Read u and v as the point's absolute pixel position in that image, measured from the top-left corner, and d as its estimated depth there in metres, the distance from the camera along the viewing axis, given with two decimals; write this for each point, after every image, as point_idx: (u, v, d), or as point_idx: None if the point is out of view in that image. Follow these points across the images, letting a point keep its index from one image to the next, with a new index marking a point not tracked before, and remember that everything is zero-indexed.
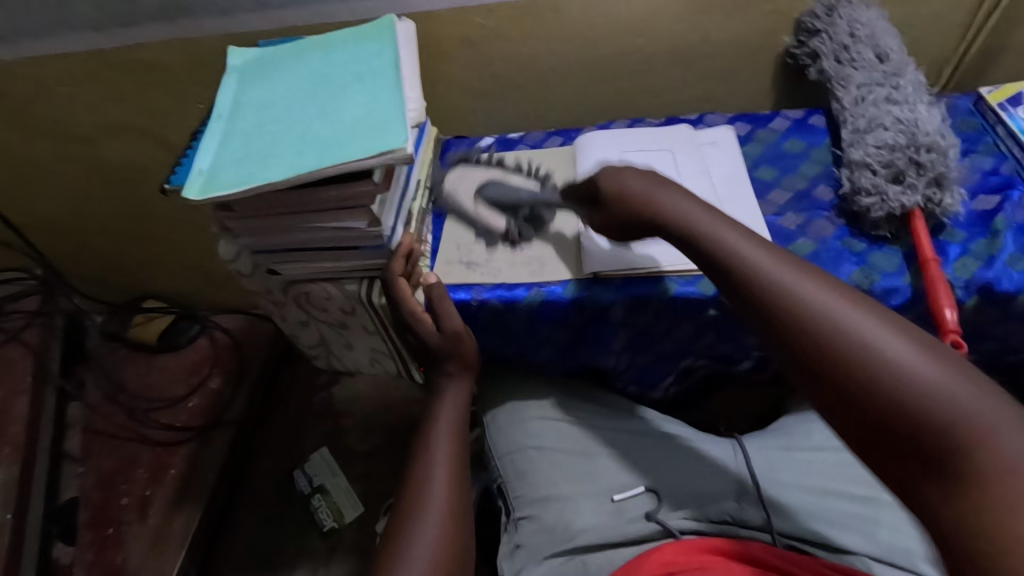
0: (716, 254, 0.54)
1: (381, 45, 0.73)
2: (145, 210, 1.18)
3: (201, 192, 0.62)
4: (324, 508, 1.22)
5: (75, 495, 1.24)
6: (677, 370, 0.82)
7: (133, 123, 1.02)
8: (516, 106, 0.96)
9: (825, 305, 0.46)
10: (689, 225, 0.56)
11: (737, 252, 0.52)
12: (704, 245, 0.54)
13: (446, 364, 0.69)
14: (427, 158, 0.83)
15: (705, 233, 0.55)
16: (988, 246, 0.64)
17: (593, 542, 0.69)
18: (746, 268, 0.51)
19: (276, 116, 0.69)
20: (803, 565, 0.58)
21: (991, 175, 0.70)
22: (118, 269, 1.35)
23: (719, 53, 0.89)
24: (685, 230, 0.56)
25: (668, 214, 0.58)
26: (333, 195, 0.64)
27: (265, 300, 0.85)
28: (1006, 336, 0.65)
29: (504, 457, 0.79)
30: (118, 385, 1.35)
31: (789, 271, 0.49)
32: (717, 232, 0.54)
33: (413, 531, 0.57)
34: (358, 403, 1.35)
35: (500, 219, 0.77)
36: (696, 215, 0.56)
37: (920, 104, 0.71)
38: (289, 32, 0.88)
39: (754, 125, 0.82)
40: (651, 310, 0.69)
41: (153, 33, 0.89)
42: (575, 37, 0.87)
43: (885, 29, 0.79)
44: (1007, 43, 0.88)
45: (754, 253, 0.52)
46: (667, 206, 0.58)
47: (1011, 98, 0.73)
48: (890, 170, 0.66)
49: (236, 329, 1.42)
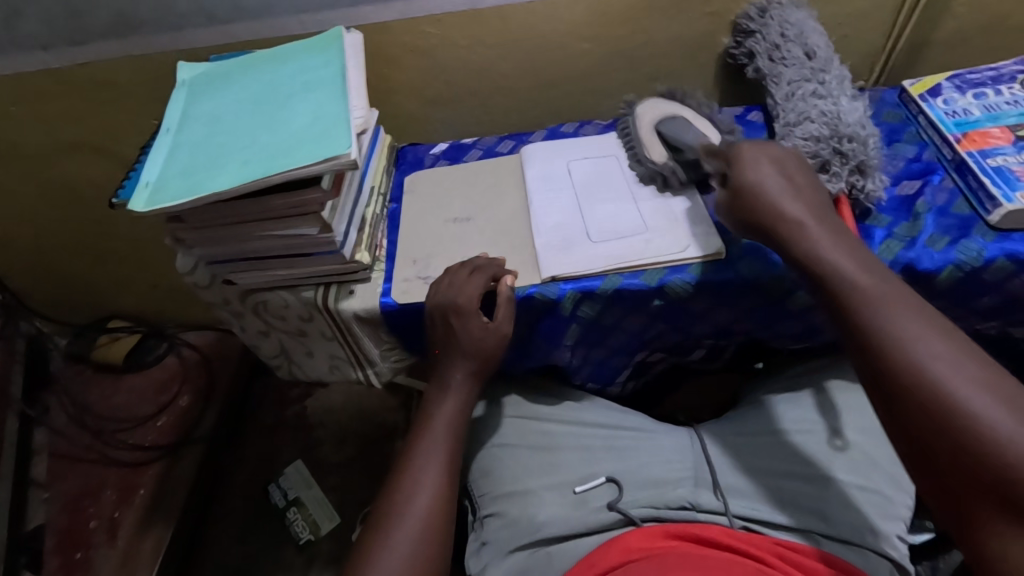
0: (774, 221, 0.60)
1: (328, 55, 0.74)
2: (106, 228, 1.17)
3: (147, 203, 0.63)
4: (300, 521, 1.20)
5: (41, 522, 1.21)
6: (632, 363, 0.84)
7: (89, 141, 1.02)
8: (470, 112, 0.98)
9: (871, 294, 0.52)
10: (761, 189, 0.61)
11: (792, 226, 0.59)
12: (775, 222, 0.60)
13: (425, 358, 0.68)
14: (380, 166, 0.85)
15: (768, 200, 0.60)
16: (910, 229, 0.68)
17: (556, 533, 0.67)
18: (804, 245, 0.58)
19: (224, 127, 0.70)
20: (757, 544, 0.59)
21: (913, 163, 0.74)
22: (80, 289, 1.33)
23: (662, 55, 0.93)
24: (751, 190, 0.61)
25: (746, 174, 0.62)
26: (282, 203, 0.65)
27: (223, 311, 0.85)
28: (934, 313, 0.69)
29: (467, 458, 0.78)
30: (84, 407, 1.33)
31: (841, 258, 0.56)
32: (781, 205, 0.60)
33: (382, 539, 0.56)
34: (331, 413, 1.35)
35: (660, 153, 0.78)
36: (769, 184, 0.61)
37: (844, 97, 0.74)
38: (242, 46, 0.89)
39: (696, 124, 0.85)
40: (600, 303, 0.71)
41: (104, 51, 0.89)
42: (522, 43, 0.90)
43: (814, 28, 0.83)
44: (930, 39, 0.94)
45: (801, 223, 0.59)
46: (745, 168, 0.63)
47: (931, 89, 0.77)
48: (816, 160, 0.68)
49: (205, 346, 1.42)
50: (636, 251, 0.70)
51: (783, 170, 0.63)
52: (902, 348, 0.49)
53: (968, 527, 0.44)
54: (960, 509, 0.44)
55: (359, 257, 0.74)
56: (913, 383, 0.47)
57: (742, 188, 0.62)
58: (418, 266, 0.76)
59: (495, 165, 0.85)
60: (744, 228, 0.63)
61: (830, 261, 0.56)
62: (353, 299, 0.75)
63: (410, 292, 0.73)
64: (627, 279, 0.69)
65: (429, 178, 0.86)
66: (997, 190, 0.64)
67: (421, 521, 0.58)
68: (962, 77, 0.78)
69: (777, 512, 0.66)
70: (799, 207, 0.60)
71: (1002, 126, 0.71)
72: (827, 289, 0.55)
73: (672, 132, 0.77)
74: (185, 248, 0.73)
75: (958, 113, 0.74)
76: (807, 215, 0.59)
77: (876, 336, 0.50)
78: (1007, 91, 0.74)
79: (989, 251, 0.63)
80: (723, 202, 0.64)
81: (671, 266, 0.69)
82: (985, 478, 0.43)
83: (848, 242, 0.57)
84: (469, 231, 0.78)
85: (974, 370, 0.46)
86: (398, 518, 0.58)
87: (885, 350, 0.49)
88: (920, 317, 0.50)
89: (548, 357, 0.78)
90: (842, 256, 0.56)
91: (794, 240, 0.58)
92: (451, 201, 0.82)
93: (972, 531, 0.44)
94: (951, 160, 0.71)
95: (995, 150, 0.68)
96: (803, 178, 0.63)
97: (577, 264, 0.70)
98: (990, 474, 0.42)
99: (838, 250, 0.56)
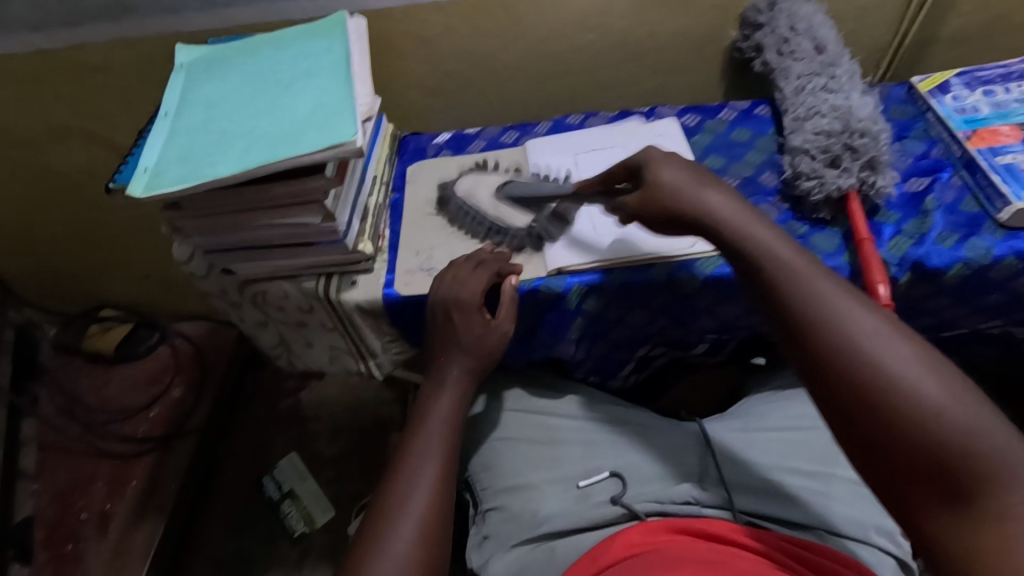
0: (689, 209, 0.58)
1: (331, 41, 0.73)
2: (97, 215, 1.15)
3: (145, 188, 0.61)
4: (294, 514, 1.19)
5: (30, 514, 1.19)
6: (635, 357, 0.83)
7: (80, 126, 0.99)
8: (473, 102, 0.96)
9: (796, 272, 0.50)
10: (675, 179, 0.60)
11: (701, 202, 0.58)
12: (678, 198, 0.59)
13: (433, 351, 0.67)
14: (382, 155, 0.83)
15: (682, 190, 0.59)
16: (920, 225, 0.67)
17: (559, 527, 0.66)
18: (730, 228, 0.56)
19: (224, 112, 0.68)
20: (766, 540, 0.58)
21: (922, 159, 0.73)
22: (70, 276, 1.30)
23: (668, 47, 0.91)
24: (666, 185, 0.60)
25: (658, 173, 0.61)
26: (285, 191, 0.63)
27: (221, 301, 0.83)
28: (939, 311, 0.69)
29: (468, 452, 0.77)
30: (74, 398, 1.31)
31: (760, 234, 0.54)
32: (694, 192, 0.59)
33: (384, 533, 0.55)
34: (327, 405, 1.34)
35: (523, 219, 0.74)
36: (685, 173, 0.60)
37: (854, 92, 0.74)
38: (241, 31, 0.87)
39: (702, 117, 0.84)
40: (607, 298, 0.71)
41: (97, 33, 0.87)
42: (527, 32, 0.88)
43: (823, 22, 0.82)
44: (936, 35, 0.93)
45: (723, 214, 0.57)
46: (654, 167, 0.61)
47: (939, 86, 0.77)
48: (827, 155, 0.69)
49: (198, 336, 1.40)
50: (642, 245, 0.69)
51: (694, 165, 0.62)
52: (835, 325, 0.45)
53: (906, 513, 0.40)
54: (902, 497, 0.40)
55: (362, 247, 0.72)
56: (837, 349, 0.44)
57: (648, 186, 0.61)
58: (422, 257, 0.74)
59: (500, 155, 0.84)
60: (658, 220, 0.61)
61: (757, 242, 0.54)
62: (355, 290, 0.74)
63: (413, 284, 0.72)
64: (634, 273, 0.68)
65: (432, 166, 0.85)
66: (1006, 187, 0.64)
67: (422, 515, 0.56)
68: (971, 74, 0.78)
69: (782, 507, 0.65)
70: (711, 194, 0.58)
71: (1011, 124, 0.70)
72: (754, 272, 0.53)
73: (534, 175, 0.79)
74: (183, 236, 0.71)
75: (967, 110, 0.73)
76: (723, 200, 0.58)
77: (802, 316, 0.47)
78: (1016, 89, 0.74)
79: (998, 248, 0.63)
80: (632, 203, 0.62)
81: (678, 259, 0.68)
82: (927, 460, 0.39)
83: (765, 225, 0.55)
84: (473, 221, 0.77)
85: (904, 345, 0.43)
86: (398, 514, 0.56)
87: (815, 330, 0.46)
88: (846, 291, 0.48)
89: (551, 350, 0.77)
90: (769, 238, 0.54)
91: (713, 225, 0.57)
92: (455, 190, 0.81)
93: (911, 517, 0.40)
94: (960, 157, 0.71)
95: (1004, 148, 0.68)
96: (716, 176, 0.62)
97: (583, 256, 0.69)
98: (932, 455, 0.39)
99: (763, 229, 0.55)
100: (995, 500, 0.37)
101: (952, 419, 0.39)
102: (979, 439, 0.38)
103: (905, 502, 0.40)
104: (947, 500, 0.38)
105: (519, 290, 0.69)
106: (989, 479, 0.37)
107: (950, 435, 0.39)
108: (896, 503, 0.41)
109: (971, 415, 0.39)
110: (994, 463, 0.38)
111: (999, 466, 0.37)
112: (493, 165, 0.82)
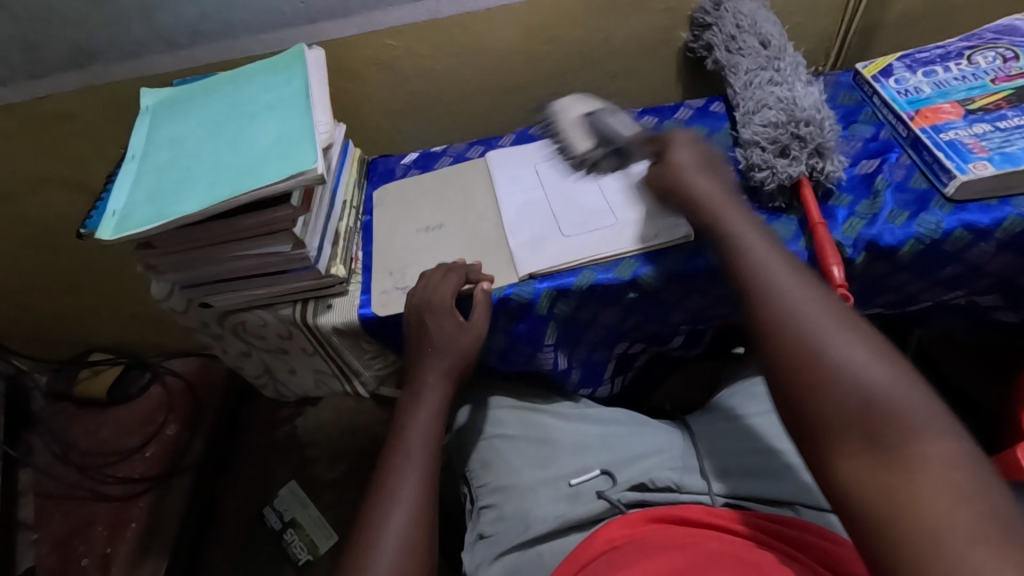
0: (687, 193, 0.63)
1: (290, 72, 0.75)
2: (77, 260, 1.16)
3: (113, 230, 0.63)
4: (297, 542, 1.19)
5: (31, 564, 1.18)
6: (614, 357, 0.85)
7: (56, 175, 1.01)
8: (438, 121, 0.99)
9: (765, 274, 0.53)
10: (681, 162, 0.65)
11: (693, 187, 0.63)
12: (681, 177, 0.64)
13: (414, 369, 0.69)
14: (350, 180, 0.85)
15: (685, 170, 0.64)
16: (871, 206, 0.69)
17: (546, 530, 0.67)
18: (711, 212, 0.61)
19: (189, 151, 0.70)
20: (741, 521, 0.60)
21: (871, 142, 0.76)
22: (55, 324, 1.31)
23: (623, 52, 0.94)
24: (676, 162, 0.65)
25: (672, 152, 0.66)
26: (255, 223, 0.65)
27: (203, 335, 0.84)
28: (900, 286, 0.71)
29: (469, 447, 0.79)
30: (70, 445, 1.32)
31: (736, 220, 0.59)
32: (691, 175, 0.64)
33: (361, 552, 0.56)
34: (323, 431, 1.34)
35: (583, 143, 0.71)
36: (694, 156, 0.65)
37: (798, 83, 0.76)
38: (205, 70, 0.89)
39: (659, 118, 0.87)
40: (576, 301, 0.72)
41: (65, 84, 0.89)
42: (484, 50, 0.91)
43: (767, 17, 0.85)
44: (882, 21, 0.96)
45: (708, 193, 0.62)
46: (668, 147, 0.67)
47: (883, 70, 0.80)
48: (776, 145, 0.71)
49: (189, 372, 1.41)
50: (598, 245, 0.71)
51: (705, 153, 0.66)
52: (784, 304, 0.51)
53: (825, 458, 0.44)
54: (823, 441, 0.44)
55: (335, 271, 0.74)
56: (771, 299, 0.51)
57: (666, 164, 0.66)
58: (396, 276, 0.76)
59: (465, 170, 0.86)
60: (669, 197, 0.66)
61: (744, 249, 0.57)
62: (331, 313, 0.75)
63: (389, 304, 0.73)
64: (600, 274, 0.70)
65: (400, 185, 0.87)
66: (950, 162, 0.66)
67: (404, 532, 0.57)
68: (912, 57, 0.80)
69: (758, 484, 0.66)
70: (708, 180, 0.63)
71: (952, 102, 0.73)
72: (744, 283, 0.54)
73: (603, 122, 0.72)
74: (158, 274, 0.72)
75: (910, 91, 0.76)
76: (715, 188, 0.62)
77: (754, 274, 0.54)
78: (955, 67, 0.77)
79: (947, 222, 0.65)
80: (649, 176, 0.68)
81: (641, 254, 0.70)
82: (861, 409, 0.42)
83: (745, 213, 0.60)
84: (441, 236, 0.79)
85: (820, 303, 0.49)
86: (379, 533, 0.57)
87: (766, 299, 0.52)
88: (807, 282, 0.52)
89: (532, 360, 0.78)
90: (744, 224, 0.58)
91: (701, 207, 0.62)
92: (423, 207, 0.82)
93: (828, 459, 0.43)
94: (906, 137, 0.73)
95: (946, 125, 0.70)
96: (717, 160, 0.67)
97: (548, 261, 0.71)
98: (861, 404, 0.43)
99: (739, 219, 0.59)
100: (897, 436, 0.41)
101: (902, 401, 0.42)
102: (919, 417, 0.41)
103: (825, 448, 0.43)
104: (867, 444, 0.41)
105: (493, 298, 0.71)
106: (908, 437, 0.40)
107: (861, 378, 0.44)
108: (813, 442, 0.45)
109: (890, 373, 0.43)
110: (921, 435, 0.40)
111: (914, 421, 0.41)
112: (458, 180, 0.84)
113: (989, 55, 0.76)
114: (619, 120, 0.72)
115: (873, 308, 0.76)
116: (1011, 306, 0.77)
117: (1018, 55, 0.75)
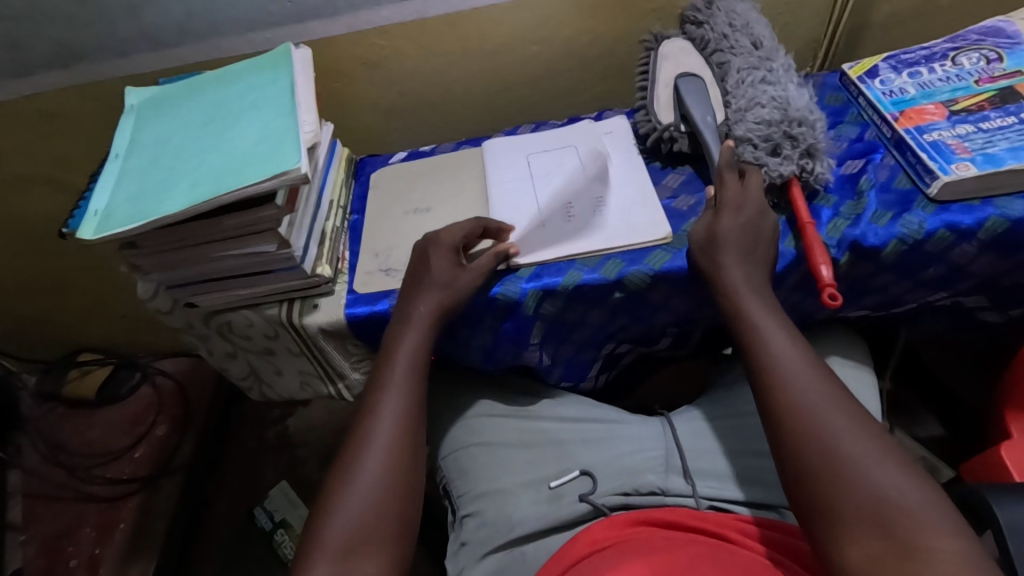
0: (716, 275, 0.64)
1: (276, 72, 0.74)
2: (65, 260, 1.15)
3: (95, 231, 0.62)
4: (287, 543, 1.17)
5: (18, 567, 1.17)
6: (600, 357, 0.85)
7: (43, 174, 1.00)
8: (427, 120, 0.99)
9: (787, 364, 0.57)
10: (725, 238, 0.64)
11: (726, 277, 0.63)
12: (721, 258, 0.64)
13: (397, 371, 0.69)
14: (338, 178, 0.85)
15: (724, 245, 0.64)
16: (855, 207, 0.70)
17: (531, 531, 0.68)
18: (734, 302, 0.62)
19: (173, 150, 0.70)
20: (721, 523, 0.61)
21: (857, 143, 0.77)
22: (44, 324, 1.30)
23: (612, 51, 0.94)
24: (716, 237, 0.65)
25: (724, 221, 0.65)
26: (238, 222, 0.65)
27: (189, 336, 0.84)
28: (884, 287, 0.71)
29: (448, 457, 0.78)
30: (58, 445, 1.31)
31: (759, 310, 0.61)
32: (726, 255, 0.64)
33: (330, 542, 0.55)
34: (314, 432, 1.34)
35: (668, 117, 0.81)
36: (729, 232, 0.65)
37: (790, 84, 0.76)
38: (193, 69, 0.88)
39: None
40: (561, 302, 0.72)
41: (51, 81, 0.88)
42: (472, 50, 0.91)
43: (758, 19, 0.84)
44: (869, 23, 0.97)
45: (736, 280, 0.63)
46: (719, 217, 0.66)
47: (868, 71, 0.80)
48: (769, 143, 0.71)
49: (178, 372, 1.40)
50: (586, 244, 0.71)
51: (751, 225, 0.65)
52: (808, 403, 0.54)
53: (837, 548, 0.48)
54: (839, 533, 0.48)
55: (321, 271, 0.74)
56: (792, 397, 0.55)
57: (715, 237, 0.65)
58: (381, 259, 0.77)
59: (459, 159, 0.87)
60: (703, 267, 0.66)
61: (760, 329, 0.60)
62: (317, 314, 0.75)
63: (370, 283, 0.75)
64: (587, 274, 0.70)
65: (395, 170, 0.88)
66: (933, 163, 0.66)
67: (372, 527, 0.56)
68: (898, 58, 0.81)
69: (743, 489, 0.67)
70: (738, 262, 0.63)
71: (937, 103, 0.73)
72: (759, 367, 0.58)
73: (685, 99, 0.79)
74: (142, 274, 0.72)
75: (895, 92, 0.76)
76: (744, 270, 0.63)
77: (773, 369, 0.57)
78: (940, 69, 0.77)
79: (930, 223, 0.65)
80: (698, 237, 0.67)
81: (625, 252, 0.71)
82: (881, 515, 0.46)
83: (767, 298, 0.62)
84: (429, 220, 0.80)
85: (840, 408, 0.53)
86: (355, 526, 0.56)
87: (790, 396, 0.55)
88: (825, 379, 0.55)
89: (518, 357, 0.78)
90: (763, 311, 0.61)
91: (724, 288, 0.63)
92: (414, 194, 0.84)
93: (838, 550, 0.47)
94: (891, 138, 0.73)
95: (931, 125, 0.71)
96: (765, 237, 0.65)
97: (534, 255, 0.71)
98: (886, 513, 0.46)
99: (761, 307, 0.61)
100: (917, 538, 0.45)
101: (914, 505, 0.46)
102: (924, 512, 0.46)
103: (840, 542, 0.47)
104: (885, 541, 0.46)
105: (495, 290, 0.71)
106: (923, 540, 0.45)
107: (877, 484, 0.48)
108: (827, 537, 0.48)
109: (905, 479, 0.48)
110: (929, 531, 0.45)
111: (929, 524, 0.45)
112: (450, 172, 0.86)
113: (973, 56, 0.77)
114: (703, 112, 0.77)
115: (859, 308, 0.76)
116: (995, 307, 0.77)
117: (1001, 56, 0.75)
